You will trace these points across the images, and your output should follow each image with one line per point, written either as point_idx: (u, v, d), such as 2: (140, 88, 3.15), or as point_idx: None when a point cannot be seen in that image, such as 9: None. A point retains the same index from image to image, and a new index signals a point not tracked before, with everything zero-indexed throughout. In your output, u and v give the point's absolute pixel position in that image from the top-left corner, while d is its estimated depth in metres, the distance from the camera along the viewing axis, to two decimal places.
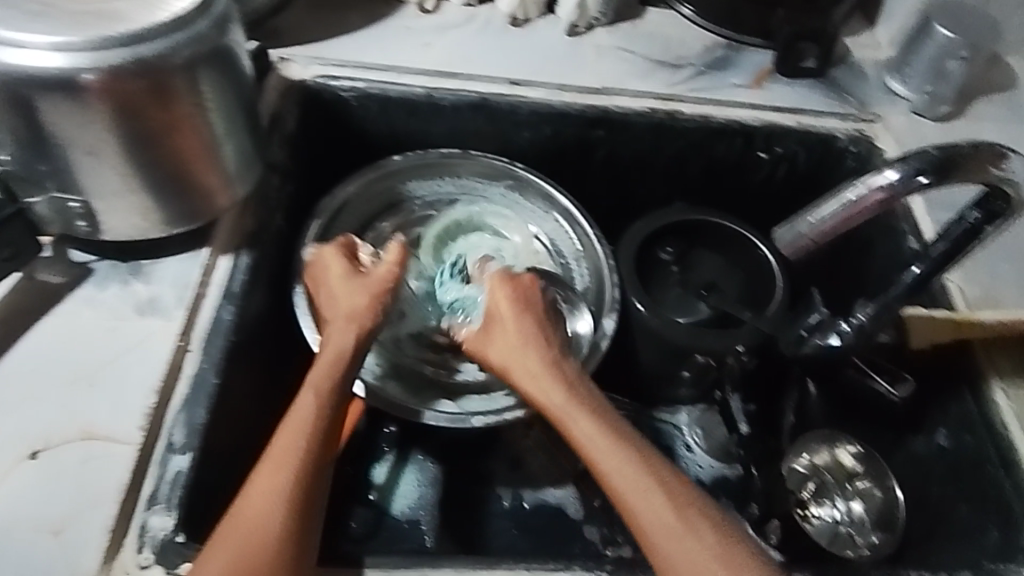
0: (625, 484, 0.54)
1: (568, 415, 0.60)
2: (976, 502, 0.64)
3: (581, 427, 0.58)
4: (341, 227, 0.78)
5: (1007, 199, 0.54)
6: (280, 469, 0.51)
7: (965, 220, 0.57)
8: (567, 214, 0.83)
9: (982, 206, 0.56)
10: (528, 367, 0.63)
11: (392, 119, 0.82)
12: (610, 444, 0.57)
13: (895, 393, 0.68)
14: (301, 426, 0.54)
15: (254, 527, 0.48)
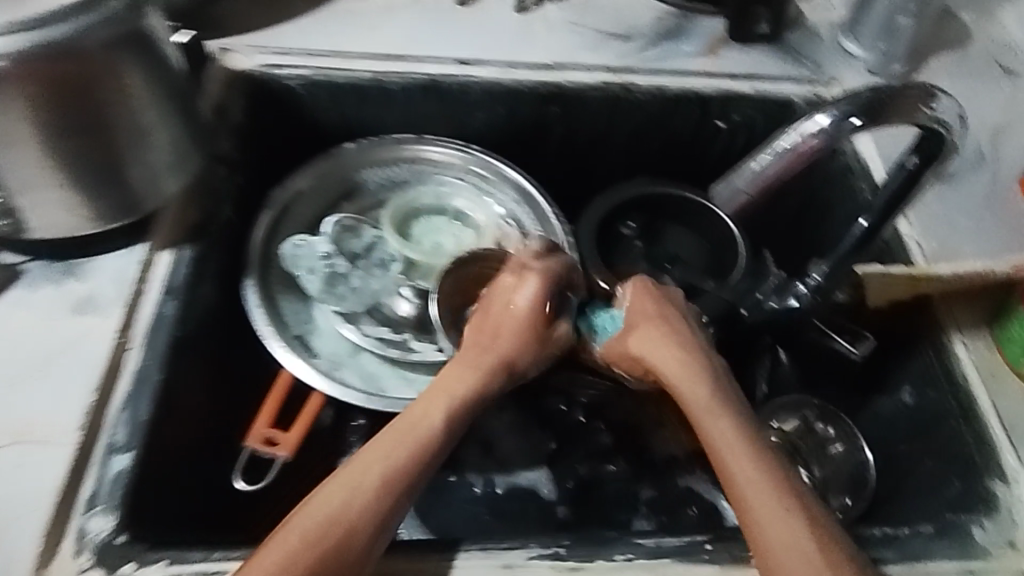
0: (751, 482, 0.50)
1: (704, 408, 0.56)
2: (939, 456, 0.64)
3: (722, 421, 0.54)
4: (295, 220, 0.76)
5: (941, 139, 0.53)
6: (363, 478, 0.49)
7: (905, 166, 0.56)
8: (521, 192, 0.81)
9: (917, 151, 0.55)
10: (675, 361, 0.60)
11: (341, 106, 0.79)
12: (741, 439, 0.53)
13: (856, 353, 0.67)
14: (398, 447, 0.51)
15: (312, 528, 0.46)
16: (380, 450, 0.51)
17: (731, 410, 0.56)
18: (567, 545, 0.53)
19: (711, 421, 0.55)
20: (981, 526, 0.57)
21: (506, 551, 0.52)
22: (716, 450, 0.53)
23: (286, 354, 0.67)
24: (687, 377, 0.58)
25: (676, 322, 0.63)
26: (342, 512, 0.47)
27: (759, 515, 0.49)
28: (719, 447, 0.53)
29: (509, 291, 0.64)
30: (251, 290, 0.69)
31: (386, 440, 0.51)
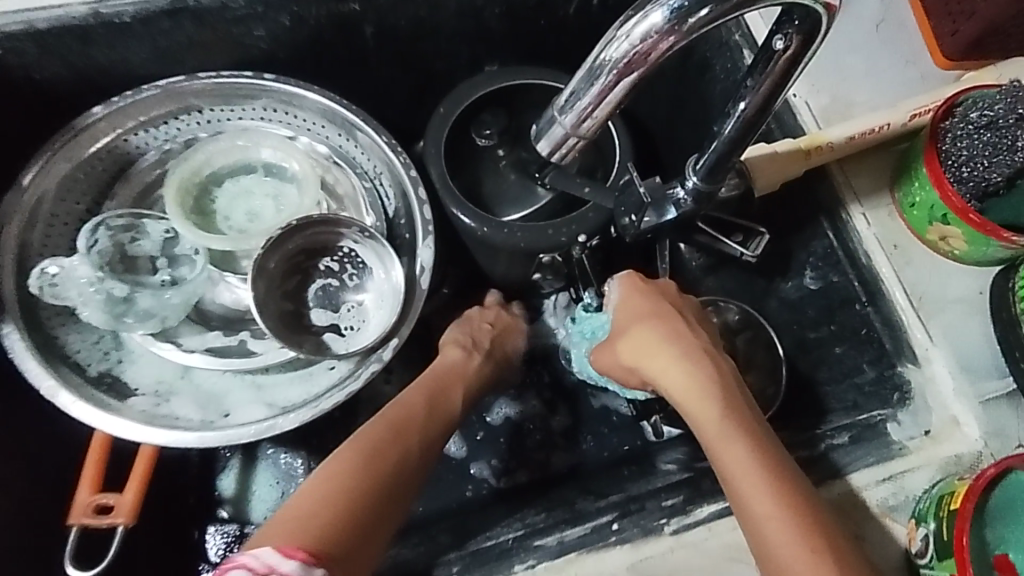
0: (778, 531, 0.42)
1: (716, 435, 0.47)
2: (849, 341, 0.59)
3: (734, 449, 0.46)
4: (59, 229, 0.60)
5: (811, 11, 0.42)
6: (355, 470, 0.48)
7: (773, 49, 0.44)
8: (340, 121, 0.64)
9: (785, 31, 0.43)
10: (682, 371, 0.51)
11: (65, 59, 0.59)
12: (763, 477, 0.44)
13: (749, 254, 0.58)
14: (380, 442, 0.51)
15: (307, 513, 0.44)
16: (371, 445, 0.51)
17: (752, 434, 0.47)
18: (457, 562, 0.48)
19: (733, 455, 0.46)
20: (897, 421, 0.53)
21: None
22: (737, 490, 0.44)
23: (91, 415, 0.53)
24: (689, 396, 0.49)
25: (677, 317, 0.55)
26: (342, 497, 0.46)
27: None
28: (741, 487, 0.44)
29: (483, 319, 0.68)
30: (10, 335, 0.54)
31: (369, 441, 0.51)
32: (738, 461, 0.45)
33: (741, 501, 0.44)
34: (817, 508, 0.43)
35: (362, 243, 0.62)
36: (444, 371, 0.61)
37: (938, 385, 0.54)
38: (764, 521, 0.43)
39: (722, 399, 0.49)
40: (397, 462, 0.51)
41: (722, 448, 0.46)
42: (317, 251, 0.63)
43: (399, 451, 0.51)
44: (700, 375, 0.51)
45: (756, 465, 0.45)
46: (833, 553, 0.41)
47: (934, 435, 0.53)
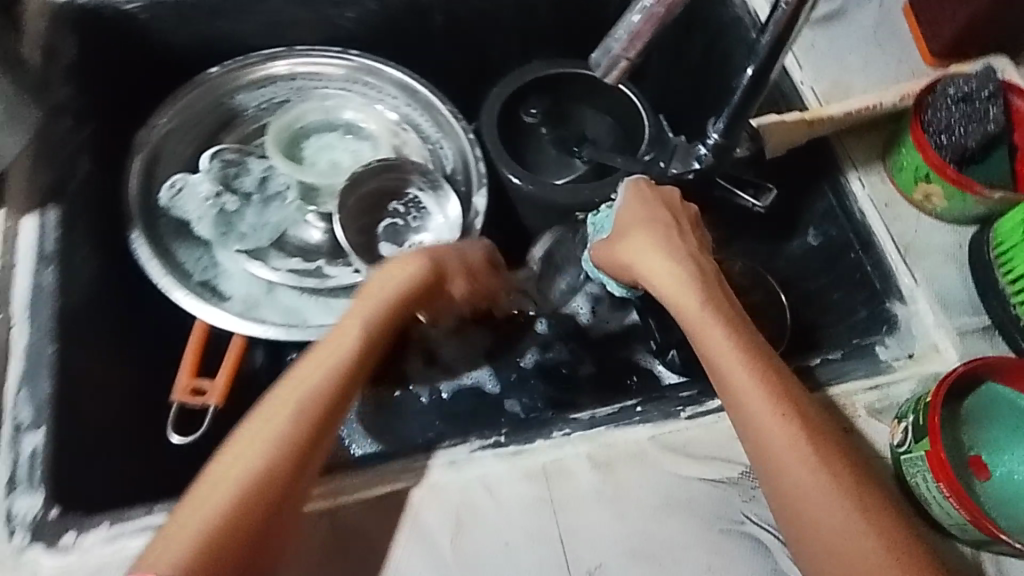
0: (753, 398, 0.50)
1: (699, 321, 0.55)
2: (846, 286, 0.68)
3: (715, 332, 0.54)
4: (171, 163, 0.70)
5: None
6: (280, 432, 0.47)
7: (781, 5, 0.54)
8: (412, 92, 0.76)
9: None
10: (672, 274, 0.58)
11: (192, 25, 0.71)
12: (739, 357, 0.52)
13: (761, 205, 0.67)
14: (304, 394, 0.49)
15: (229, 500, 0.44)
16: (293, 399, 0.49)
17: (728, 322, 0.55)
18: (507, 432, 0.54)
19: (714, 342, 0.53)
20: (884, 344, 0.62)
21: (449, 449, 0.53)
22: (720, 371, 0.52)
23: (197, 306, 0.62)
24: (676, 291, 0.57)
25: (676, 222, 0.61)
26: (267, 467, 0.46)
27: (764, 433, 0.49)
28: (721, 365, 0.53)
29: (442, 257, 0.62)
30: (138, 242, 0.64)
31: (281, 401, 0.49)
32: (718, 347, 0.53)
33: (723, 381, 0.52)
34: (781, 374, 0.52)
35: (426, 189, 0.73)
36: (374, 304, 0.56)
37: (922, 318, 0.62)
38: (741, 393, 0.51)
39: (703, 294, 0.56)
40: (323, 411, 0.49)
41: (706, 337, 0.54)
42: (388, 194, 0.73)
43: (325, 398, 0.49)
44: (685, 276, 0.58)
45: (733, 348, 0.53)
46: (797, 410, 0.50)
47: (917, 357, 0.61)
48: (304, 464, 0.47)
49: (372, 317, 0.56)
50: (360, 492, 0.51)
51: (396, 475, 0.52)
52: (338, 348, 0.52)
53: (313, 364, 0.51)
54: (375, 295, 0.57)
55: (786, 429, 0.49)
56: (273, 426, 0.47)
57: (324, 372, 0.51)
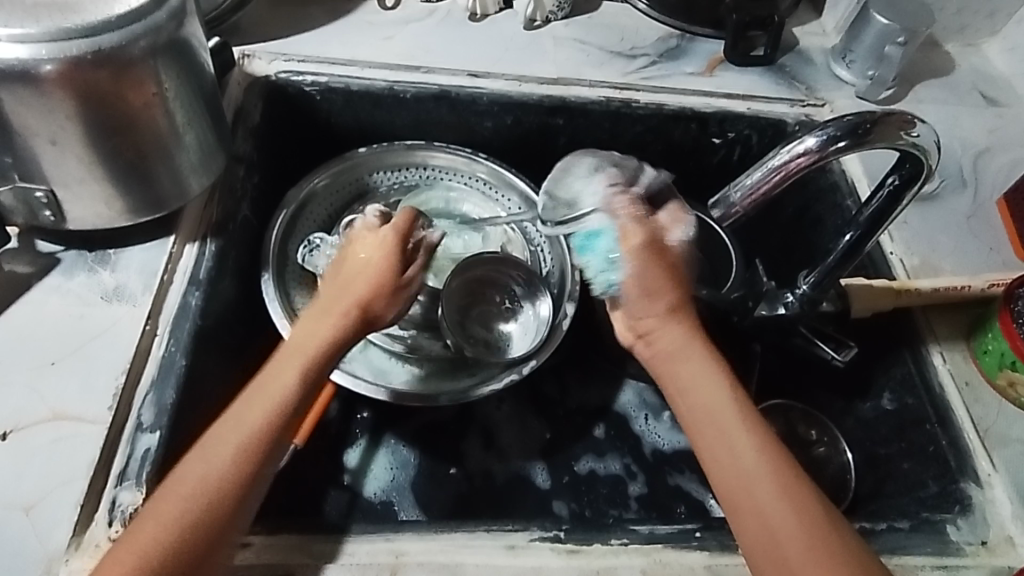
0: (765, 499, 0.48)
1: (708, 407, 0.51)
2: (917, 458, 0.68)
3: (727, 417, 0.50)
4: (309, 220, 0.79)
5: (921, 162, 0.57)
6: (241, 437, 0.47)
7: (885, 184, 0.60)
8: (524, 198, 0.83)
9: (898, 171, 0.59)
10: (694, 363, 0.52)
11: (355, 111, 0.83)
12: (753, 450, 0.49)
13: (839, 359, 0.71)
14: (262, 419, 0.48)
15: (189, 499, 0.45)
16: (247, 414, 0.48)
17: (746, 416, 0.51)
18: (567, 529, 0.56)
19: (740, 448, 0.49)
20: (956, 525, 0.61)
21: (510, 533, 0.55)
22: (738, 483, 0.49)
23: None
24: (703, 381, 0.52)
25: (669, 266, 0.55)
26: (220, 488, 0.46)
27: (770, 515, 0.47)
28: (735, 464, 0.49)
29: (368, 244, 0.57)
30: (268, 285, 0.71)
31: (249, 412, 0.48)
32: (745, 455, 0.49)
33: (748, 507, 0.48)
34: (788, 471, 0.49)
35: (524, 286, 0.79)
36: (336, 303, 0.54)
37: (997, 506, 0.62)
38: (757, 512, 0.48)
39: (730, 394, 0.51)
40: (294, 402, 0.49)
41: (727, 443, 0.50)
42: (491, 283, 0.79)
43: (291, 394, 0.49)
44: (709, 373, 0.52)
45: (752, 452, 0.49)
46: (830, 532, 0.47)
47: (990, 546, 0.60)
48: (271, 454, 0.48)
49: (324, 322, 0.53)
50: (417, 554, 0.53)
51: (455, 546, 0.54)
52: (304, 347, 0.51)
53: (284, 368, 0.50)
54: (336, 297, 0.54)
55: (810, 541, 0.46)
56: (230, 435, 0.47)
57: (282, 370, 0.50)
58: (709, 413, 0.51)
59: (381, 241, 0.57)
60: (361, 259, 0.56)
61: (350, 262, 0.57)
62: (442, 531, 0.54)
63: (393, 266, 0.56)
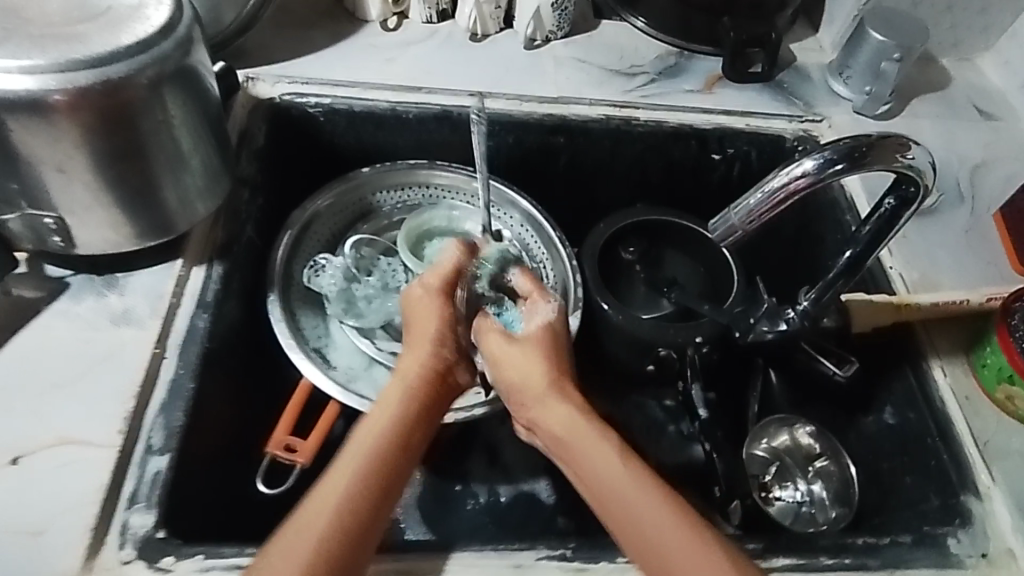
0: (664, 539, 0.51)
1: (591, 453, 0.56)
2: (918, 472, 0.68)
3: (612, 471, 0.55)
4: (313, 241, 0.80)
5: (916, 181, 0.58)
6: (337, 507, 0.49)
7: (881, 206, 0.61)
8: (528, 216, 0.84)
9: (894, 193, 0.60)
10: (594, 445, 0.57)
11: (358, 132, 0.84)
12: (643, 493, 0.53)
13: (840, 374, 0.71)
14: (354, 476, 0.51)
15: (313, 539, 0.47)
16: (342, 475, 0.51)
17: (626, 463, 0.55)
18: (573, 547, 0.56)
19: (631, 492, 0.53)
20: (958, 538, 0.61)
21: (516, 552, 0.55)
22: (659, 551, 0.51)
23: (304, 364, 0.69)
24: (575, 424, 0.59)
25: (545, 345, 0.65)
26: (328, 543, 0.48)
27: (674, 552, 0.50)
28: (628, 507, 0.53)
29: (428, 313, 0.64)
30: (273, 306, 0.72)
31: (344, 472, 0.51)
32: (636, 497, 0.53)
33: (664, 558, 0.51)
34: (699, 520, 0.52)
35: None
36: (407, 379, 0.60)
37: (998, 520, 0.62)
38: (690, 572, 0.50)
39: (613, 451, 0.56)
40: (389, 456, 0.53)
41: (615, 495, 0.54)
42: None
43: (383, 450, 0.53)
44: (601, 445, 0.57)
45: (662, 512, 0.52)
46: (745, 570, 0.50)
47: (992, 559, 0.60)
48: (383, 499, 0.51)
49: (405, 397, 0.58)
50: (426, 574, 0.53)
51: (462, 566, 0.54)
52: (384, 417, 0.56)
53: (365, 434, 0.54)
54: (412, 368, 0.61)
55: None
56: (334, 495, 0.50)
57: (376, 441, 0.54)
58: (585, 464, 0.56)
59: (431, 308, 0.64)
60: (425, 324, 0.64)
61: (418, 335, 0.63)
62: (450, 552, 0.55)
63: (446, 328, 0.64)
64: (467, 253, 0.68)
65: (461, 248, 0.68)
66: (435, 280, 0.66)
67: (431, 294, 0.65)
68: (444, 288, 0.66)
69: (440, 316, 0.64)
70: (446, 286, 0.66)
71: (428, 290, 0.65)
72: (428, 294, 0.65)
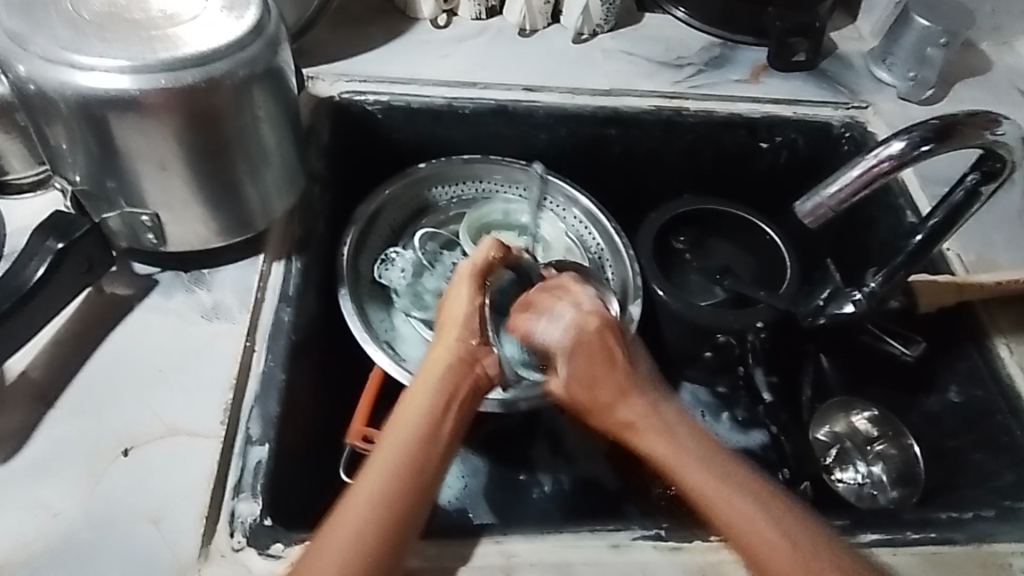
0: (719, 496, 0.54)
1: (643, 422, 0.60)
2: (987, 448, 0.69)
3: (666, 437, 0.58)
4: (376, 236, 0.81)
5: (1003, 158, 0.59)
6: (371, 513, 0.49)
7: (965, 182, 0.62)
8: (588, 214, 0.85)
9: (979, 168, 0.61)
10: (666, 428, 0.59)
11: (415, 128, 0.85)
12: (695, 456, 0.56)
13: (908, 353, 0.75)
14: (387, 473, 0.51)
15: (357, 531, 0.48)
16: (380, 469, 0.51)
17: (674, 427, 0.59)
18: (666, 528, 0.57)
19: (682, 456, 0.57)
20: None
21: (613, 532, 0.56)
22: (711, 506, 0.54)
23: (378, 355, 0.70)
24: (629, 397, 0.61)
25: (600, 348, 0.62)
26: (369, 536, 0.48)
27: (726, 505, 0.53)
28: (684, 469, 0.56)
29: (462, 300, 0.63)
30: (345, 301, 0.73)
31: (380, 468, 0.51)
32: (688, 461, 0.56)
33: (720, 513, 0.53)
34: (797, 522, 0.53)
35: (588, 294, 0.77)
36: (435, 371, 0.58)
37: None
38: (740, 526, 0.52)
39: (671, 426, 0.59)
40: (419, 450, 0.53)
41: (671, 453, 0.57)
42: None
43: (415, 442, 0.53)
44: (698, 456, 0.56)
45: (754, 510, 0.53)
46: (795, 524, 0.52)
47: None
48: (418, 492, 0.51)
49: (433, 387, 0.57)
50: (526, 555, 0.55)
51: (561, 546, 0.55)
52: (411, 407, 0.56)
53: (395, 426, 0.54)
54: (440, 360, 0.60)
55: (774, 530, 0.52)
56: (369, 490, 0.50)
57: (407, 434, 0.54)
58: (639, 427, 0.60)
59: (464, 295, 0.63)
60: (458, 315, 0.63)
61: (450, 328, 0.62)
62: (547, 533, 0.56)
63: (477, 318, 0.62)
64: (500, 245, 0.66)
65: (495, 240, 0.66)
66: (467, 266, 0.64)
67: (461, 281, 0.64)
68: (479, 274, 0.64)
69: (468, 304, 0.63)
70: (481, 269, 0.64)
71: (462, 278, 0.64)
72: (459, 282, 0.64)
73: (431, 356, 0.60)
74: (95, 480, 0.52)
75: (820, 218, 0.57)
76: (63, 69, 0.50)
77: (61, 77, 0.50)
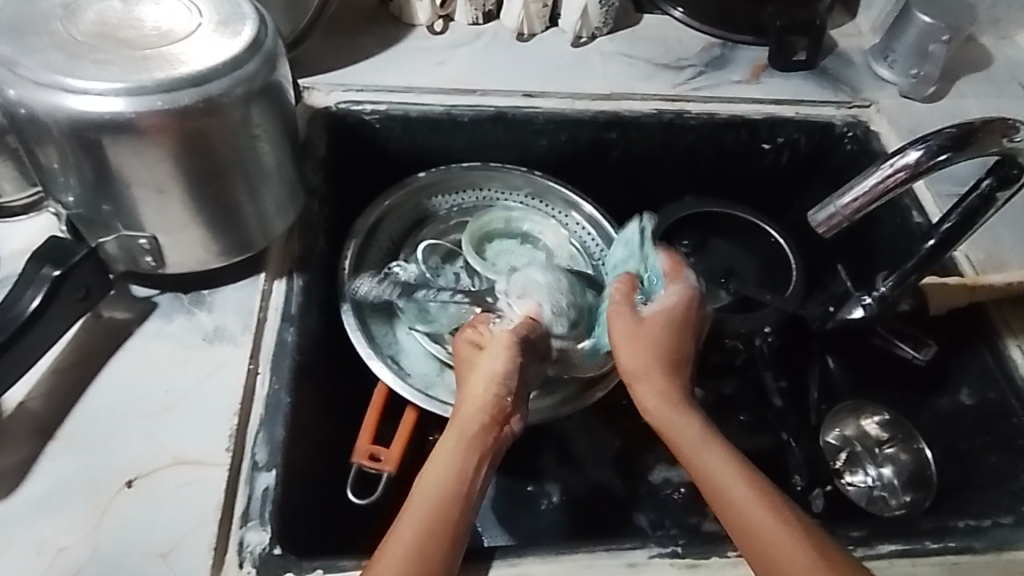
0: (732, 495, 0.54)
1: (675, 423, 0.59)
2: (1003, 451, 0.68)
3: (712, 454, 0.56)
4: (376, 250, 0.79)
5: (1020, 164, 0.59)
6: (410, 558, 0.49)
7: (979, 187, 0.62)
8: (589, 219, 0.84)
9: (994, 173, 0.61)
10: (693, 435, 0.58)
11: (413, 137, 0.84)
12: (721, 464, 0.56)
13: (920, 357, 0.73)
14: (418, 530, 0.51)
15: None
16: (410, 524, 0.51)
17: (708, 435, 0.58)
18: (682, 543, 0.56)
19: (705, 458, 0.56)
20: None
21: (630, 551, 0.55)
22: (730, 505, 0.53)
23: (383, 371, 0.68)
24: (661, 384, 0.62)
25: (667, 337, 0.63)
26: None
27: (751, 519, 0.52)
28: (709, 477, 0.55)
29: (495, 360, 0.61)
30: (348, 317, 0.72)
31: (413, 523, 0.51)
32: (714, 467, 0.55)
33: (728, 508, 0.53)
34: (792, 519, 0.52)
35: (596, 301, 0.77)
36: (467, 424, 0.58)
37: None
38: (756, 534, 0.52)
39: (694, 420, 0.59)
40: (451, 509, 0.53)
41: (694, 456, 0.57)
42: None
43: (447, 502, 0.53)
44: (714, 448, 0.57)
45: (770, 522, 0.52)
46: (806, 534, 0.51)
47: None
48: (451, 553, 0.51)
49: (464, 442, 0.57)
50: None
51: (578, 567, 0.54)
52: (442, 463, 0.55)
53: (430, 480, 0.54)
54: (470, 415, 0.59)
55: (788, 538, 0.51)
56: (401, 545, 0.50)
57: (442, 490, 0.54)
58: (668, 426, 0.59)
59: (495, 354, 0.62)
60: (488, 374, 0.61)
61: (477, 386, 0.61)
62: (561, 553, 0.55)
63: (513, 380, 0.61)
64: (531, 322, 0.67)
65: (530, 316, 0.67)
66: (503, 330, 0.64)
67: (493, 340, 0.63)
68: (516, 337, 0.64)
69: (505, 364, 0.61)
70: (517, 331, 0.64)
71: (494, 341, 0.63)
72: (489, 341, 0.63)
73: (460, 411, 0.59)
74: (99, 514, 0.51)
75: (837, 226, 0.57)
76: (55, 93, 0.49)
77: (53, 101, 0.48)
